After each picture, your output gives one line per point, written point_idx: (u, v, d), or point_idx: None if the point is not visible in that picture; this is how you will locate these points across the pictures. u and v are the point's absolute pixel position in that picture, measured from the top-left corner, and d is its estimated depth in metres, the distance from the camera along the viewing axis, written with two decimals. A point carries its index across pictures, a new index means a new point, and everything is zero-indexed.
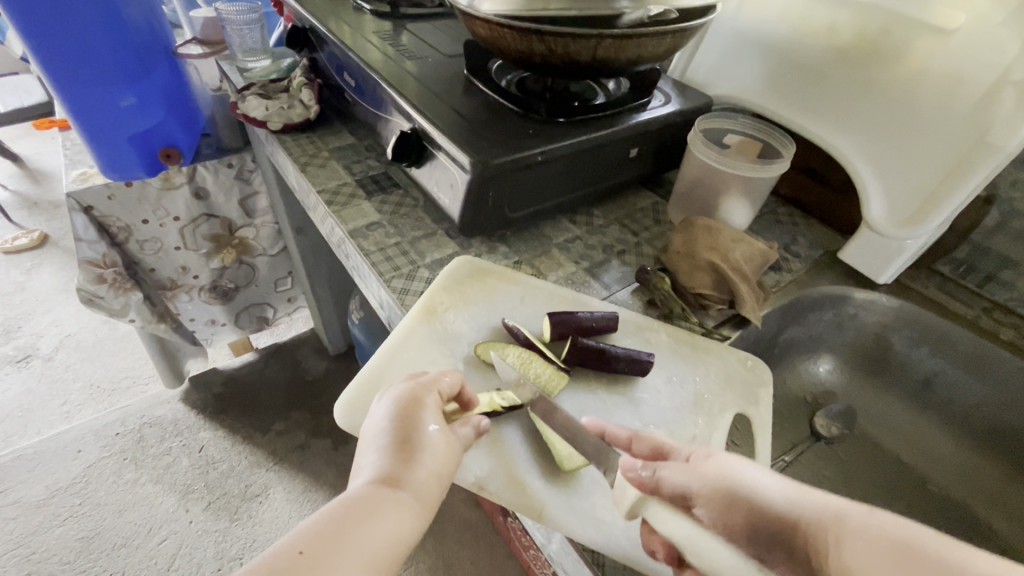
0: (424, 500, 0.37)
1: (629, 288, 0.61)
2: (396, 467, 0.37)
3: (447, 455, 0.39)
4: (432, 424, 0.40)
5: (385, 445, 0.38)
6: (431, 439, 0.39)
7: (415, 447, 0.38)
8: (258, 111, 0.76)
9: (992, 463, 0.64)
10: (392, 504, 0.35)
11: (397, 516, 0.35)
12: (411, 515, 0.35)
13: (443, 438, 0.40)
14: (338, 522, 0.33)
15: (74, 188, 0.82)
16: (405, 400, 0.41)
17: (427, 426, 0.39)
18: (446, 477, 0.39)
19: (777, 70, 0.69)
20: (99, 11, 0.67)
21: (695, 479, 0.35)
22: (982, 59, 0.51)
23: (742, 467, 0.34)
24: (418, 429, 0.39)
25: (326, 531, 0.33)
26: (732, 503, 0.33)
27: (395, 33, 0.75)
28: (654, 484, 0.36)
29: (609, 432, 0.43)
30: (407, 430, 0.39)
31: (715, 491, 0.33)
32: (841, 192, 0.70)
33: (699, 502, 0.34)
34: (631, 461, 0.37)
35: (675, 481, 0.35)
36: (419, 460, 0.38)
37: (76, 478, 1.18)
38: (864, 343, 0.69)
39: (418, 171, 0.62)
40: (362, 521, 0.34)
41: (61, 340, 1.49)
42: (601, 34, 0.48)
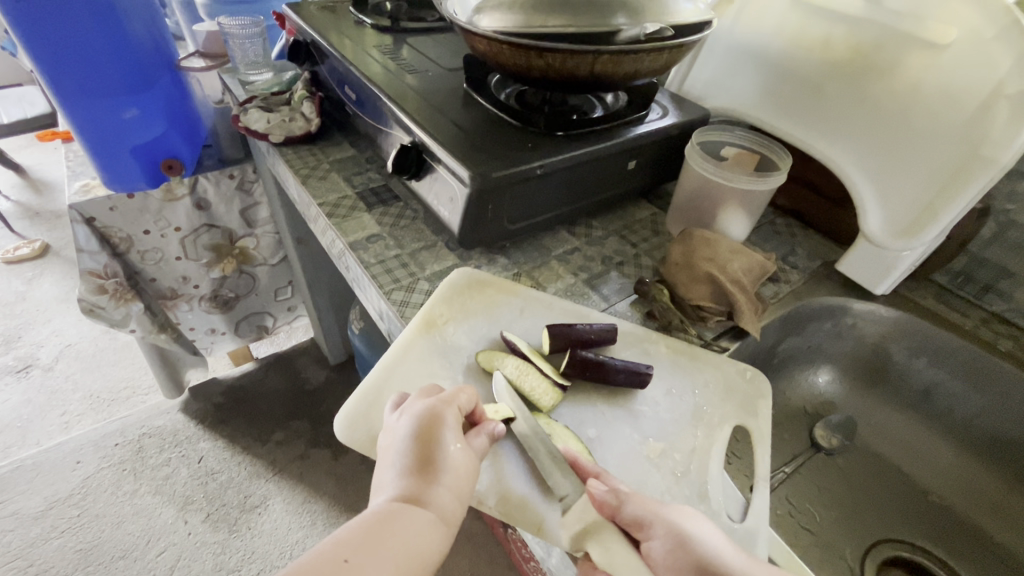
0: (445, 518, 0.38)
1: (627, 299, 0.61)
2: (417, 485, 0.38)
3: (469, 473, 0.40)
4: (453, 443, 0.40)
5: (407, 462, 0.40)
6: (452, 458, 0.40)
7: (436, 466, 0.39)
8: (259, 124, 0.77)
9: (993, 473, 0.64)
10: (413, 522, 0.36)
11: (418, 534, 0.36)
12: (432, 533, 0.37)
13: (463, 457, 0.40)
14: (362, 537, 0.35)
15: (76, 199, 0.82)
16: (428, 416, 0.41)
17: (448, 445, 0.40)
18: (466, 494, 0.39)
19: (774, 83, 0.69)
20: (101, 24, 0.67)
21: (657, 516, 0.39)
22: (974, 74, 0.53)
23: (701, 523, 0.39)
24: (439, 447, 0.40)
25: (352, 545, 0.35)
26: (683, 549, 0.37)
27: (396, 47, 0.76)
28: (616, 509, 0.40)
29: (580, 462, 0.44)
30: (428, 449, 0.40)
31: (671, 536, 0.38)
32: (839, 203, 0.71)
33: (653, 537, 0.38)
34: (597, 484, 0.41)
35: (637, 513, 0.39)
36: (440, 479, 0.39)
37: (74, 490, 1.18)
38: (864, 353, 0.69)
39: (418, 183, 0.62)
40: (385, 536, 0.35)
41: (61, 349, 1.49)
42: (598, 50, 0.49)
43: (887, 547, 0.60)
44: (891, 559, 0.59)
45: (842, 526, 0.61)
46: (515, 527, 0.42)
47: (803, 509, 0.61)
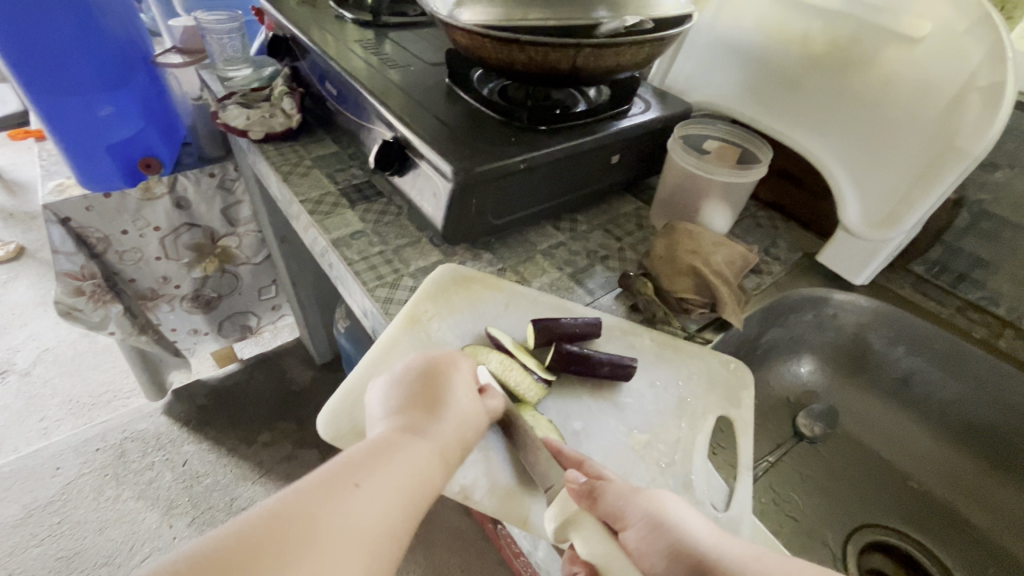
0: (446, 452, 0.38)
1: (612, 292, 0.62)
2: (421, 419, 0.39)
3: (470, 414, 0.42)
4: (462, 389, 0.43)
5: (412, 400, 0.41)
6: (459, 399, 0.42)
7: (442, 404, 0.41)
8: (238, 120, 0.76)
9: (969, 457, 0.65)
10: (414, 448, 0.37)
11: (421, 459, 0.37)
12: (433, 461, 0.37)
13: (470, 402, 0.42)
14: (364, 458, 0.35)
15: (51, 200, 0.80)
16: (434, 362, 0.44)
17: (456, 389, 0.42)
18: (467, 432, 0.40)
19: (754, 77, 0.70)
20: (74, 19, 0.66)
21: (632, 505, 0.38)
22: (947, 67, 0.54)
23: (675, 504, 0.38)
24: (445, 387, 0.42)
25: (354, 464, 0.35)
26: (661, 533, 0.37)
27: (378, 42, 0.75)
28: (593, 499, 0.39)
29: (562, 452, 0.44)
30: (437, 389, 0.42)
31: (648, 521, 0.37)
32: (817, 195, 0.72)
33: (630, 526, 0.38)
34: (575, 475, 0.41)
35: (613, 504, 0.38)
36: (445, 415, 0.40)
37: (55, 496, 1.16)
38: (844, 342, 0.71)
39: (401, 179, 0.62)
40: (386, 459, 0.36)
41: (38, 354, 1.46)
42: (579, 44, 0.49)
43: (867, 532, 0.61)
44: (871, 544, 0.61)
45: (823, 512, 0.62)
46: (500, 520, 0.42)
47: (786, 497, 0.62)
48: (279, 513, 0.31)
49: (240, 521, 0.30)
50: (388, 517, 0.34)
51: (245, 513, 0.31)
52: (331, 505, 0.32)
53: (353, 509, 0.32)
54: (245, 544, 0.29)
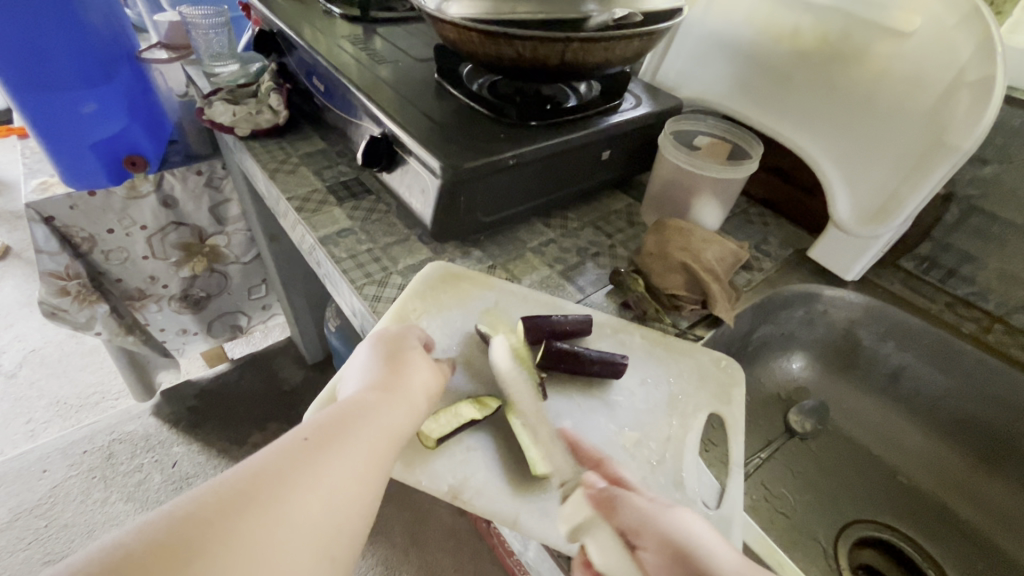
0: (412, 403, 0.40)
1: (603, 290, 0.61)
2: (387, 377, 0.41)
3: (431, 375, 0.43)
4: (417, 351, 0.45)
5: (376, 364, 0.42)
6: (416, 359, 0.44)
7: (402, 363, 0.42)
8: (224, 116, 0.75)
9: (957, 452, 0.65)
10: (385, 403, 0.38)
11: (391, 411, 0.38)
12: (402, 415, 0.39)
13: (427, 361, 0.44)
14: (336, 416, 0.36)
15: (33, 198, 0.79)
16: (393, 334, 0.46)
17: (412, 351, 0.44)
18: (430, 390, 0.42)
19: (744, 73, 0.69)
20: (53, 13, 0.64)
21: (651, 523, 0.37)
22: (937, 62, 0.54)
23: (701, 529, 0.37)
24: (403, 350, 0.44)
25: (328, 423, 0.35)
26: (673, 552, 0.36)
27: (366, 37, 0.74)
28: (612, 510, 0.39)
29: (583, 451, 0.45)
30: (395, 353, 0.43)
31: (659, 538, 0.37)
32: (808, 191, 0.71)
33: (648, 546, 0.37)
34: (596, 483, 0.41)
35: (631, 520, 0.38)
36: (407, 372, 0.42)
37: (41, 500, 1.14)
38: (835, 339, 0.71)
39: (390, 176, 0.61)
40: (358, 415, 0.36)
41: (24, 355, 1.43)
42: (568, 38, 0.48)
43: (859, 528, 0.61)
44: (862, 539, 0.61)
45: (814, 508, 0.62)
46: (491, 521, 0.42)
47: (778, 494, 0.62)
48: (256, 471, 0.31)
49: (215, 482, 0.30)
50: (367, 466, 0.34)
51: (218, 475, 0.30)
52: (309, 459, 0.32)
53: (332, 461, 0.33)
54: (229, 495, 0.29)
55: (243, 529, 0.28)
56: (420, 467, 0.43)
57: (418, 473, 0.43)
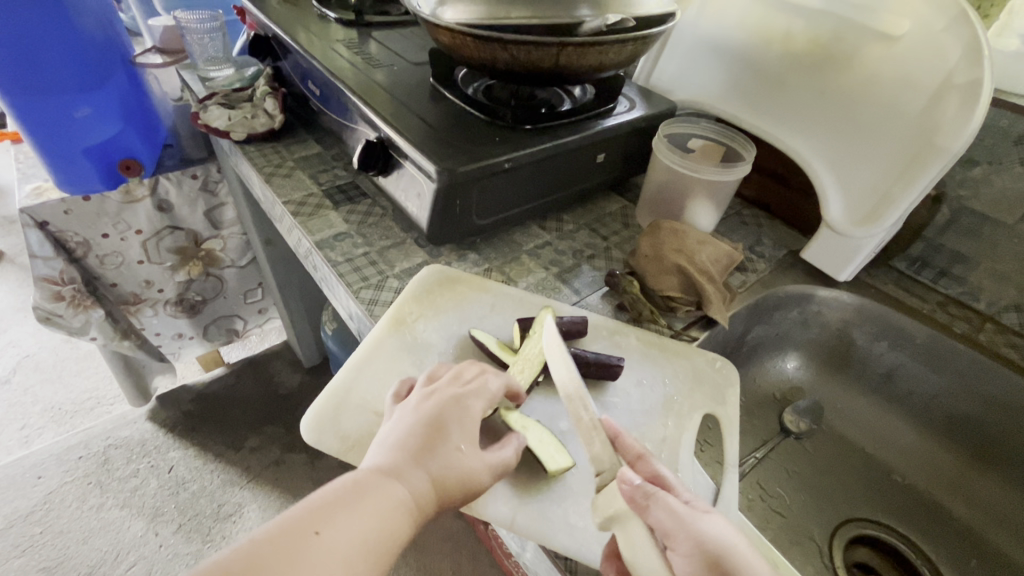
0: (419, 504, 0.35)
1: (599, 292, 0.62)
2: (404, 465, 0.36)
3: (461, 467, 0.38)
4: (459, 440, 0.39)
5: (402, 442, 0.38)
6: (451, 449, 0.38)
7: (431, 453, 0.37)
8: (219, 121, 0.75)
9: (951, 451, 0.66)
10: (386, 498, 0.34)
11: (392, 510, 0.34)
12: (403, 517, 0.35)
13: (464, 454, 0.38)
14: (330, 505, 0.33)
15: (28, 203, 0.78)
16: (450, 401, 0.41)
17: (451, 438, 0.39)
18: (454, 485, 0.37)
19: (737, 76, 0.70)
20: (46, 16, 0.64)
21: (683, 528, 0.35)
22: (926, 65, 0.54)
23: (737, 541, 0.34)
24: (441, 434, 0.39)
25: (327, 505, 0.33)
26: (706, 560, 0.33)
27: (361, 42, 0.74)
28: (644, 508, 0.36)
29: (620, 441, 0.41)
30: (433, 435, 0.38)
31: (697, 547, 0.34)
32: (801, 192, 0.72)
33: (678, 549, 0.35)
34: (630, 475, 0.37)
35: (661, 522, 0.35)
36: (429, 465, 0.37)
37: (36, 506, 1.14)
38: (829, 339, 0.71)
39: (385, 180, 0.61)
40: (354, 508, 0.33)
41: (19, 361, 1.43)
42: (562, 42, 0.49)
43: (854, 526, 0.62)
44: (857, 538, 0.61)
45: (810, 507, 0.62)
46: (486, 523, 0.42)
47: (773, 493, 0.63)
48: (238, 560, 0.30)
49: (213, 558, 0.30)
50: (349, 572, 0.32)
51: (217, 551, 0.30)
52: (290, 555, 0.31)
53: (311, 563, 0.31)
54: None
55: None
56: None
57: None
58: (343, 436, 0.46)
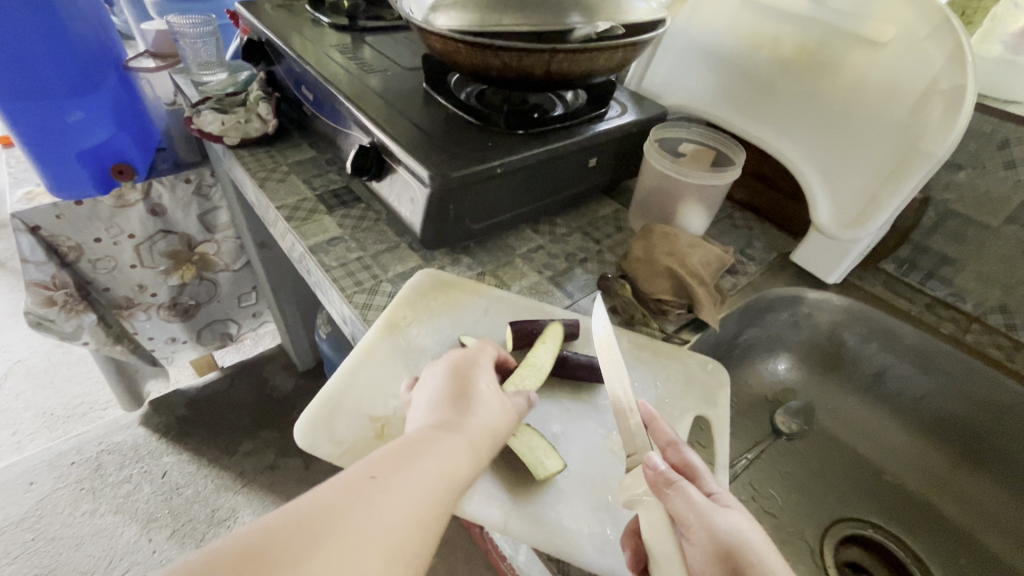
0: (475, 446, 0.38)
1: (591, 295, 0.62)
2: (451, 416, 0.39)
3: (498, 414, 0.41)
4: (488, 391, 0.43)
5: (441, 401, 0.41)
6: (485, 398, 0.42)
7: (469, 403, 0.41)
8: (213, 126, 0.75)
9: (939, 451, 0.67)
10: (444, 445, 0.36)
11: (454, 452, 0.36)
12: (464, 457, 0.37)
13: (496, 401, 0.42)
14: (394, 454, 0.35)
15: (19, 207, 0.78)
16: (468, 363, 0.45)
17: (481, 389, 0.42)
18: (495, 433, 0.40)
19: (728, 81, 0.71)
20: (39, 21, 0.64)
21: (700, 515, 0.35)
22: (911, 71, 0.55)
23: (750, 533, 0.35)
24: (472, 387, 0.42)
25: (392, 455, 0.35)
26: (718, 549, 0.34)
27: (355, 47, 0.75)
28: (665, 492, 0.37)
29: (655, 425, 0.43)
30: (465, 391, 0.42)
31: (710, 540, 0.34)
32: (790, 196, 0.73)
33: (693, 536, 0.35)
34: (655, 460, 0.38)
35: (678, 507, 0.36)
36: (472, 412, 0.40)
37: (28, 512, 1.13)
38: (819, 341, 0.72)
39: (379, 184, 0.62)
40: (417, 457, 0.35)
41: (10, 366, 1.42)
42: (553, 49, 0.49)
43: (844, 526, 0.62)
44: (849, 537, 0.62)
45: (801, 507, 0.63)
46: (480, 527, 0.42)
47: (766, 494, 0.63)
48: (315, 506, 0.30)
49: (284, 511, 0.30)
50: (428, 507, 0.33)
51: (285, 504, 0.30)
52: (366, 498, 0.31)
53: (390, 499, 0.32)
54: (296, 523, 0.29)
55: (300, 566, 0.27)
56: None
57: None
58: (338, 442, 0.46)
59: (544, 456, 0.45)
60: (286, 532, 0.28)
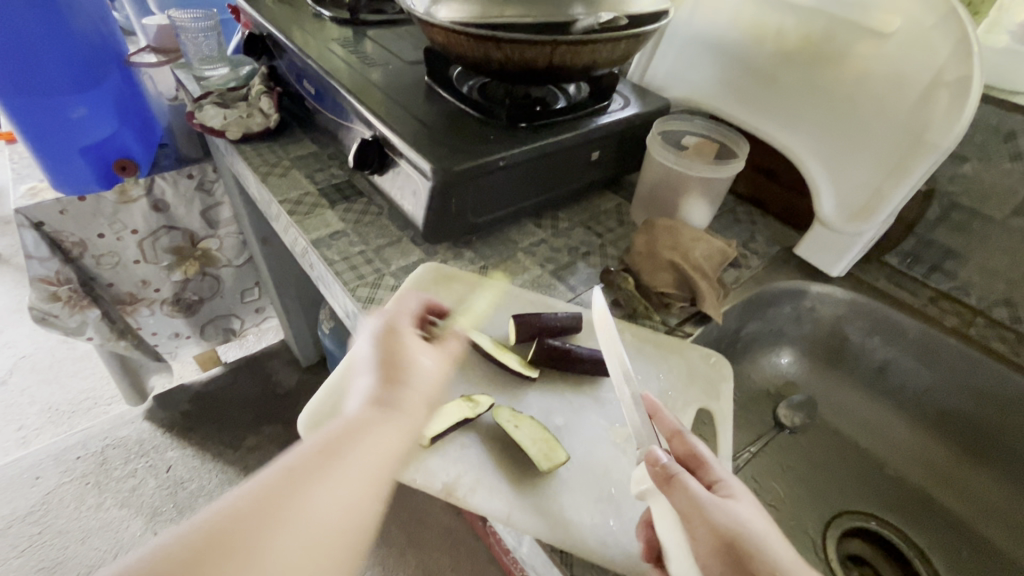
0: (409, 420, 0.40)
1: (594, 288, 0.62)
2: (384, 393, 0.40)
3: (429, 383, 0.43)
4: (418, 358, 0.44)
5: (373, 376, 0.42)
6: (416, 368, 0.43)
7: (401, 376, 0.42)
8: (215, 120, 0.74)
9: (942, 445, 0.67)
10: (378, 426, 0.38)
11: (386, 432, 0.38)
12: (396, 435, 0.38)
13: (427, 368, 0.43)
14: (323, 449, 0.36)
15: (23, 203, 0.78)
16: (397, 331, 0.45)
17: (412, 359, 0.43)
18: (427, 398, 0.42)
19: (731, 74, 0.70)
20: (42, 17, 0.64)
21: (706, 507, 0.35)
22: (916, 62, 0.55)
23: (757, 523, 0.35)
24: (403, 358, 0.43)
25: (320, 451, 0.36)
26: (726, 539, 0.34)
27: (357, 41, 0.74)
28: (668, 487, 0.36)
29: (660, 416, 0.43)
30: (396, 362, 0.42)
31: (714, 533, 0.34)
32: (794, 189, 0.73)
33: (697, 528, 0.35)
34: (657, 454, 0.37)
35: (682, 501, 0.35)
36: (404, 386, 0.41)
37: (34, 506, 1.14)
38: (822, 335, 0.72)
39: (381, 178, 0.62)
40: (352, 441, 0.37)
41: (15, 362, 1.42)
42: (555, 41, 0.49)
43: (847, 519, 0.62)
44: (852, 531, 0.62)
45: (804, 501, 0.63)
46: (484, 518, 0.42)
47: (769, 487, 0.63)
48: (250, 505, 0.32)
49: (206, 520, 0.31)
50: (360, 494, 0.35)
51: (206, 514, 0.31)
52: (302, 492, 0.33)
53: (317, 498, 0.34)
54: (219, 533, 0.30)
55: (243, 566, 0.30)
56: (414, 465, 0.44)
57: (412, 472, 0.43)
58: None
59: (544, 447, 0.45)
60: (210, 544, 0.30)
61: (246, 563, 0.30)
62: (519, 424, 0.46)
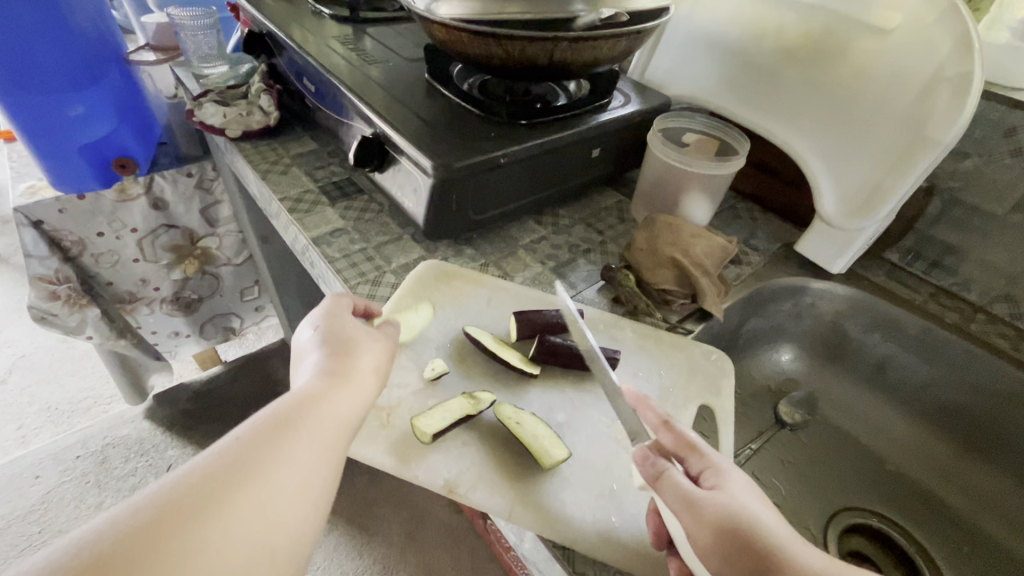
0: (364, 391, 0.38)
1: (595, 286, 0.62)
2: (337, 365, 0.38)
3: (381, 355, 0.41)
4: (365, 334, 0.42)
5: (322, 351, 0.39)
6: (365, 342, 0.41)
7: (351, 349, 0.40)
8: (214, 117, 0.74)
9: (942, 441, 0.67)
10: (335, 396, 0.36)
11: (342, 401, 0.36)
12: (352, 404, 0.37)
13: (376, 343, 0.42)
14: (279, 420, 0.33)
15: (22, 202, 0.78)
16: (339, 312, 0.43)
17: (361, 335, 0.41)
18: (380, 369, 0.41)
19: (732, 71, 0.70)
20: (41, 15, 0.64)
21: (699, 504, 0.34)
22: (918, 57, 0.55)
23: (754, 511, 0.33)
24: (351, 334, 0.41)
25: (275, 423, 0.33)
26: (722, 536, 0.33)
27: (356, 38, 0.74)
28: (658, 485, 0.36)
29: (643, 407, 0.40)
30: (344, 338, 0.40)
31: (710, 530, 0.33)
32: (794, 185, 0.73)
33: (693, 527, 0.33)
34: (643, 455, 0.37)
35: (673, 499, 0.34)
36: (357, 358, 0.39)
37: (34, 506, 1.14)
38: (823, 331, 0.72)
39: (381, 175, 0.62)
40: (299, 420, 0.34)
41: (14, 361, 1.42)
42: (556, 37, 0.49)
43: (847, 516, 0.62)
44: (853, 528, 0.62)
45: (805, 497, 0.63)
46: (484, 514, 0.42)
47: (770, 484, 0.63)
48: (178, 495, 0.28)
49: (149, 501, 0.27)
50: (320, 463, 0.33)
51: (148, 493, 0.27)
52: (242, 478, 0.30)
53: (279, 467, 0.31)
54: (168, 511, 0.27)
55: (173, 560, 0.26)
56: (415, 462, 0.44)
57: (413, 468, 0.44)
58: None
59: (545, 443, 0.45)
60: (159, 520, 0.26)
61: (203, 539, 0.27)
62: (520, 420, 0.46)
